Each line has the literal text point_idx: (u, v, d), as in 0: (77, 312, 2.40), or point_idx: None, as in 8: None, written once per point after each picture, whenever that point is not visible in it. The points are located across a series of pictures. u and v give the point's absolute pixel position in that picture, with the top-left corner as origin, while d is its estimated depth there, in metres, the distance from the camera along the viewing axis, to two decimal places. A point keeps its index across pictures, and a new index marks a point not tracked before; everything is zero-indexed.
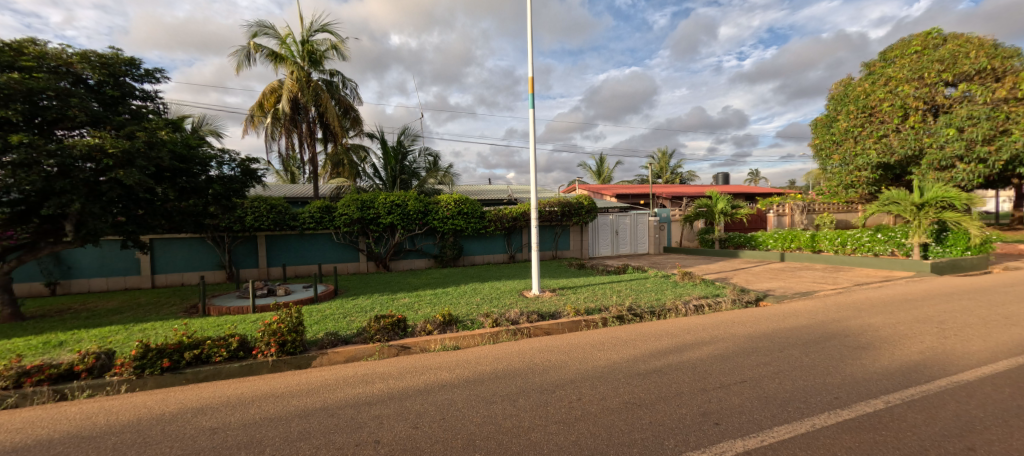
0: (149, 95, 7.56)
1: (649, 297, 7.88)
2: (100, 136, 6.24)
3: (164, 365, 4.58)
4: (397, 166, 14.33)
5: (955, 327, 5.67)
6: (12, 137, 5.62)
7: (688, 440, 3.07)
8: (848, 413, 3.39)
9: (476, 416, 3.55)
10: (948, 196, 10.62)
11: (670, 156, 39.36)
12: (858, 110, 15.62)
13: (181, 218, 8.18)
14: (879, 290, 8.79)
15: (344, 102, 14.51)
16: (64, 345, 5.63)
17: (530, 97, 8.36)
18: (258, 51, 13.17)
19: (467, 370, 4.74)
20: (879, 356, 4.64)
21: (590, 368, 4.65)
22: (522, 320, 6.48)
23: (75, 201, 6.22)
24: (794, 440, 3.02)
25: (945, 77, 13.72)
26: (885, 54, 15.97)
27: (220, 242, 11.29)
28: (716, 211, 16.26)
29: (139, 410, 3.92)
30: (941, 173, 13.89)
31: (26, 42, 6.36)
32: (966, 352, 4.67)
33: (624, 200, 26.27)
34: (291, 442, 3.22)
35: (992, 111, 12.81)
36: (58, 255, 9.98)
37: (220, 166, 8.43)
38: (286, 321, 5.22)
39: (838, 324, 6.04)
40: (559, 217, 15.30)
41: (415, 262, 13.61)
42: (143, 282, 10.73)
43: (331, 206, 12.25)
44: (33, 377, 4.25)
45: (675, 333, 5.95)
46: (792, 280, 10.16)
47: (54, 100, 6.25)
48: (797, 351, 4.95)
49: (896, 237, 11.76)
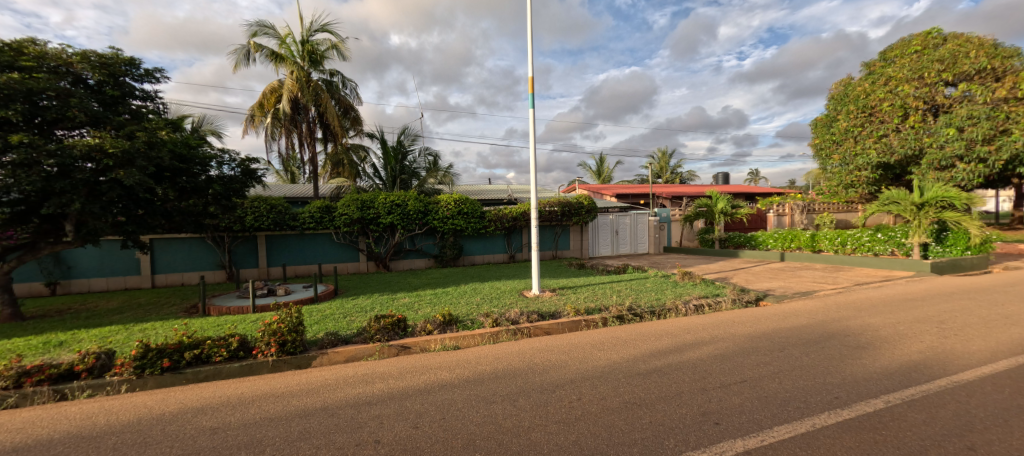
0: (149, 95, 7.56)
1: (649, 297, 7.87)
2: (100, 136, 6.25)
3: (164, 365, 4.58)
4: (397, 166, 14.33)
5: (955, 327, 5.67)
6: (12, 137, 5.62)
7: (688, 440, 3.07)
8: (848, 413, 3.39)
9: (477, 416, 3.55)
10: (948, 196, 10.62)
11: (670, 156, 39.37)
12: (858, 109, 15.63)
13: (181, 217, 8.19)
14: (879, 290, 8.79)
15: (344, 102, 14.51)
16: (64, 345, 5.63)
17: (530, 97, 8.36)
18: (257, 51, 13.17)
19: (467, 370, 4.74)
20: (879, 356, 4.64)
21: (590, 368, 4.65)
22: (522, 320, 6.48)
23: (75, 201, 6.23)
24: (794, 440, 3.02)
25: (945, 77, 13.72)
26: (885, 54, 15.96)
27: (220, 242, 11.29)
28: (716, 211, 16.26)
29: (139, 410, 3.92)
30: (941, 173, 13.89)
31: (26, 42, 6.36)
32: (966, 352, 4.67)
33: (624, 200, 26.27)
34: (291, 442, 3.22)
35: (992, 110, 12.81)
36: (58, 255, 9.97)
37: (220, 166, 8.42)
38: (286, 321, 5.22)
39: (838, 324, 6.03)
40: (559, 217, 15.30)
41: (415, 262, 13.61)
42: (143, 282, 10.73)
43: (331, 206, 12.25)
44: (33, 377, 4.25)
45: (675, 333, 5.95)
46: (792, 279, 10.15)
47: (54, 100, 6.25)
48: (797, 350, 4.95)
49: (896, 237, 11.77)
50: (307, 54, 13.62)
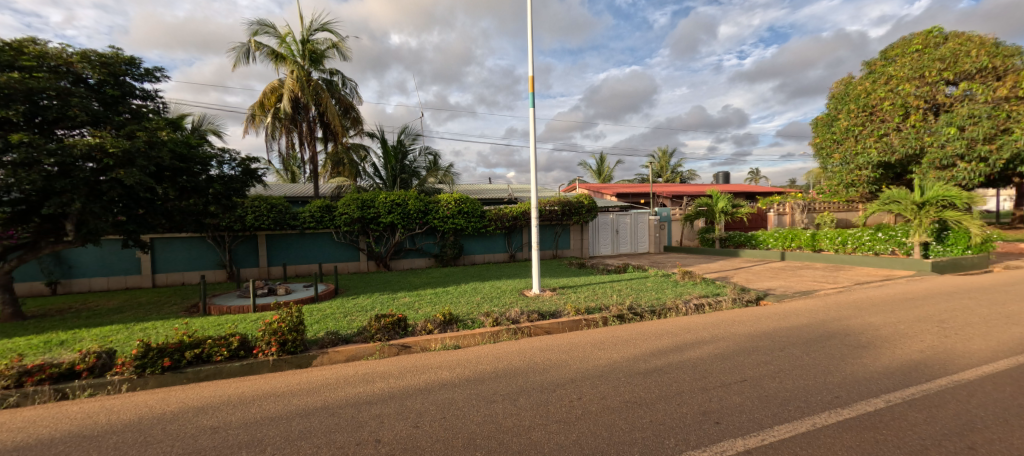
0: (149, 94, 7.56)
1: (649, 297, 7.87)
2: (100, 135, 6.24)
3: (164, 364, 4.58)
4: (397, 165, 14.34)
5: (956, 326, 5.66)
6: (12, 136, 5.64)
7: (688, 439, 3.07)
8: (849, 412, 3.39)
9: (477, 415, 3.56)
10: (949, 195, 10.60)
11: (669, 155, 39.32)
12: (858, 109, 15.62)
13: (181, 217, 8.19)
14: (880, 289, 8.78)
15: (344, 101, 14.52)
16: (65, 344, 5.64)
17: (531, 96, 8.36)
18: (257, 50, 13.15)
19: (467, 369, 4.74)
20: (880, 355, 4.64)
21: (589, 367, 4.65)
22: (522, 319, 6.48)
23: (75, 201, 6.23)
24: (795, 439, 3.02)
25: (946, 76, 13.69)
26: (885, 53, 15.96)
27: (220, 241, 11.29)
28: (716, 210, 16.25)
29: (140, 409, 3.93)
30: (941, 173, 13.87)
31: (26, 42, 6.36)
32: (967, 351, 4.67)
33: (624, 199, 26.26)
34: (291, 441, 3.23)
35: (993, 110, 12.80)
36: (58, 255, 9.98)
37: (220, 166, 8.41)
38: (286, 320, 5.21)
39: (839, 323, 6.03)
40: (559, 216, 15.29)
41: (415, 261, 13.61)
42: (143, 281, 10.74)
43: (331, 205, 12.26)
44: (34, 377, 4.26)
45: (675, 333, 5.94)
46: (792, 279, 10.14)
47: (54, 100, 6.25)
48: (797, 350, 4.94)
49: (896, 236, 11.80)
50: (307, 54, 13.61)
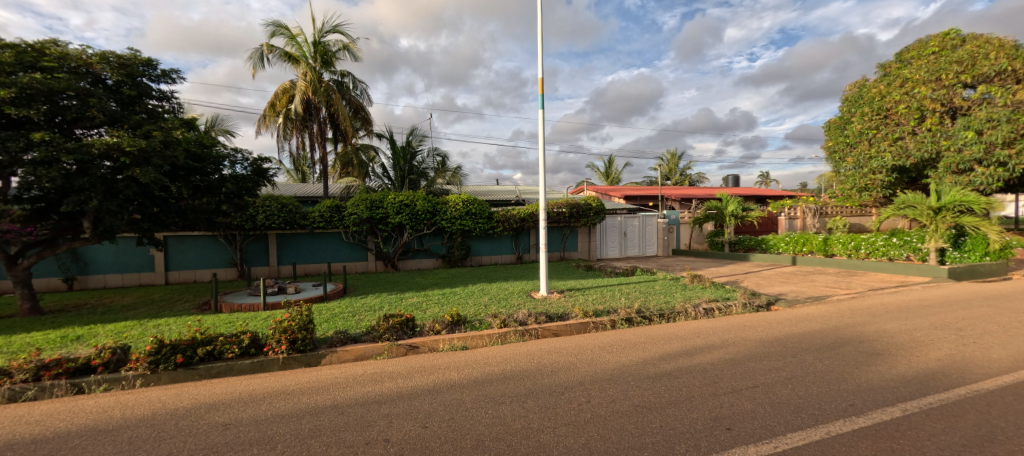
0: (165, 95, 7.66)
1: (658, 300, 7.82)
2: (117, 134, 6.32)
3: (177, 360, 4.63)
4: (406, 166, 14.48)
5: (974, 334, 5.56)
6: (34, 135, 5.77)
7: (700, 445, 3.04)
8: (864, 421, 3.34)
9: (484, 417, 3.56)
10: (965, 201, 10.41)
11: (678, 157, 39.05)
12: (871, 112, 15.52)
13: (194, 215, 8.28)
14: (894, 295, 8.66)
15: (355, 102, 14.70)
16: (81, 338, 5.74)
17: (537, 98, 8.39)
18: (270, 52, 13.30)
19: (476, 371, 4.74)
20: (896, 363, 4.56)
21: (599, 370, 4.61)
22: (530, 321, 6.46)
23: (93, 198, 6.35)
24: (808, 447, 2.99)
25: (963, 79, 13.45)
26: (901, 55, 15.73)
27: (232, 240, 11.41)
28: (726, 213, 16.03)
29: (155, 404, 3.98)
30: (958, 177, 13.68)
31: (48, 43, 6.46)
32: (986, 361, 4.56)
33: (633, 201, 25.97)
34: (302, 439, 3.24)
35: (1013, 113, 12.39)
36: (75, 251, 10.16)
37: (233, 165, 8.51)
38: (296, 319, 5.24)
39: (852, 330, 5.95)
40: (567, 218, 15.24)
41: (422, 262, 13.67)
42: (156, 278, 10.88)
43: (340, 205, 12.33)
44: (51, 371, 4.34)
45: (684, 337, 5.88)
46: (804, 284, 9.99)
47: (74, 100, 6.36)
48: (810, 356, 4.88)
49: (911, 242, 11.41)
50: (319, 55, 13.75)
